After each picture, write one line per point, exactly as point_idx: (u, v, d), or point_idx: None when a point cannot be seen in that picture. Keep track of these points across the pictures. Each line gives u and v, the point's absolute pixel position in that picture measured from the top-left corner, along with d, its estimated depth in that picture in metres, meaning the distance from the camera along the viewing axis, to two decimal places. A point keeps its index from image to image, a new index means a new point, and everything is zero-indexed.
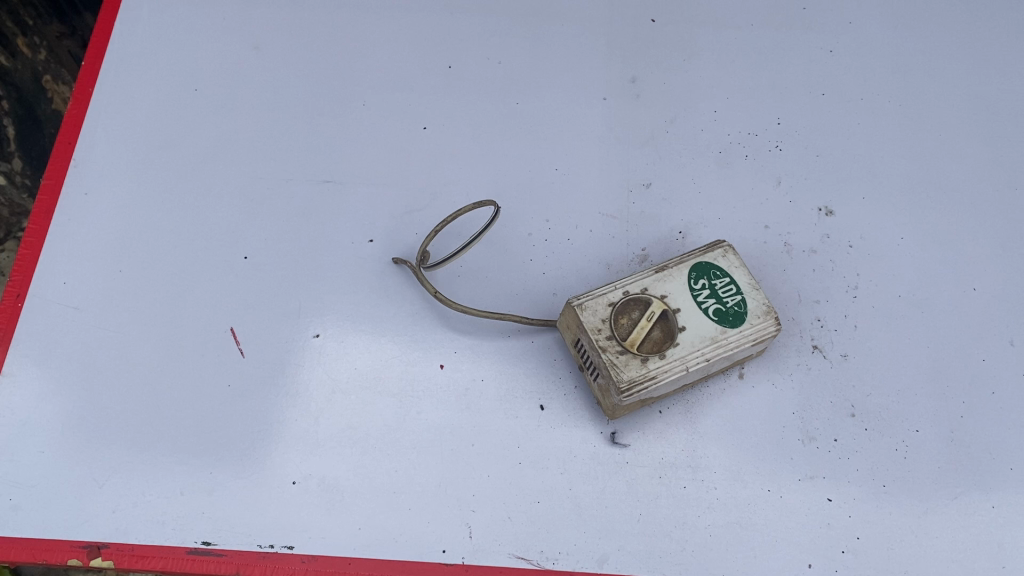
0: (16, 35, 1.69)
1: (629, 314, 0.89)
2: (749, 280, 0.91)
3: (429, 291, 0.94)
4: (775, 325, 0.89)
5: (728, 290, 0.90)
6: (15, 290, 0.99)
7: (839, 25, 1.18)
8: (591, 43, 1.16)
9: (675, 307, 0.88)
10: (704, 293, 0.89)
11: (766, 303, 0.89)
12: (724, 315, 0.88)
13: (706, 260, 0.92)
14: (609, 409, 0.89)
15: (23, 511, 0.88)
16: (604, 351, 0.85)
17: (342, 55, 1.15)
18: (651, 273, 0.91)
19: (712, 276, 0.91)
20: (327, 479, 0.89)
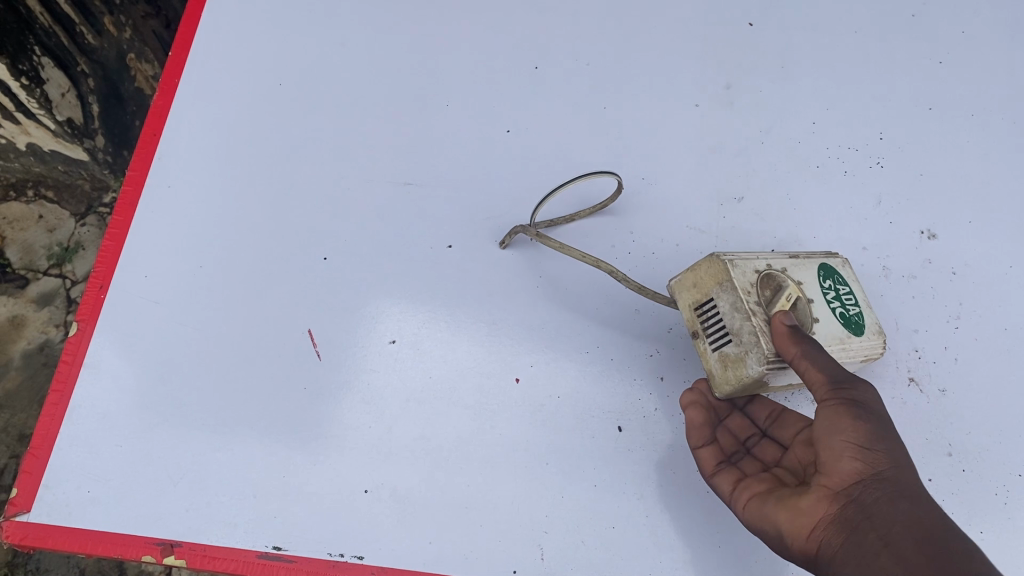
0: (103, 14, 1.52)
1: (765, 290, 0.81)
2: (863, 298, 0.87)
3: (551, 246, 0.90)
4: (882, 347, 0.85)
5: (850, 301, 0.85)
6: (99, 281, 1.00)
7: (950, 35, 1.11)
8: (684, 46, 1.11)
9: (809, 297, 0.82)
10: (831, 293, 0.84)
11: (879, 322, 0.86)
12: (848, 320, 0.83)
13: (832, 266, 0.87)
14: (724, 382, 0.79)
15: (101, 504, 0.89)
16: (754, 314, 0.76)
17: (427, 53, 1.13)
18: (786, 256, 0.85)
19: (836, 282, 0.86)
20: (399, 489, 0.88)
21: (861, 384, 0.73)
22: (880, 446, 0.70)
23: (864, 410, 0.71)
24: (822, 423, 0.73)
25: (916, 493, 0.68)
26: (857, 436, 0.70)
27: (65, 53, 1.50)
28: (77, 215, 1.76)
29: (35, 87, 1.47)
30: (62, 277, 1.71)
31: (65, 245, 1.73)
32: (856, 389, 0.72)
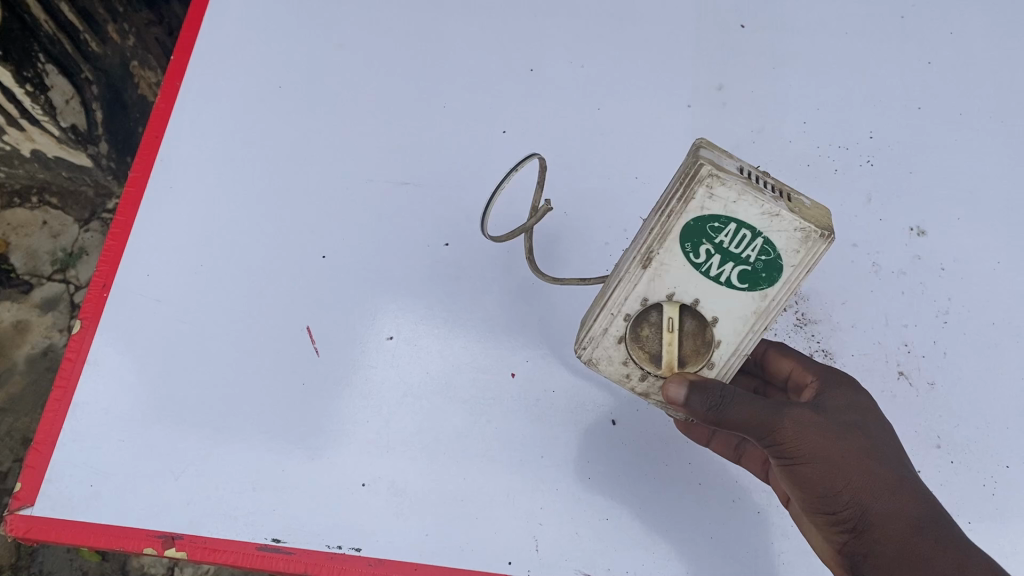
0: (106, 22, 1.56)
1: (648, 322, 0.80)
2: (759, 211, 0.69)
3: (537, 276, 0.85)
4: (824, 235, 0.70)
5: (744, 236, 0.71)
6: (102, 280, 1.02)
7: (940, 36, 1.12)
8: (677, 47, 1.12)
9: (694, 301, 0.78)
10: (718, 253, 0.73)
11: (798, 229, 0.70)
12: (755, 270, 0.74)
13: (699, 213, 0.70)
14: None
15: (104, 497, 0.91)
16: (645, 395, 0.85)
17: (423, 55, 1.14)
18: (637, 267, 0.75)
19: (714, 232, 0.71)
20: (397, 482, 0.90)
21: (782, 429, 0.77)
22: (831, 496, 0.77)
23: (799, 462, 0.77)
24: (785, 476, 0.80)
25: (882, 514, 0.76)
26: (813, 493, 0.78)
27: (70, 61, 1.51)
28: (81, 221, 1.76)
29: (38, 94, 1.48)
30: (65, 283, 1.73)
31: (69, 251, 1.74)
32: (781, 442, 0.77)
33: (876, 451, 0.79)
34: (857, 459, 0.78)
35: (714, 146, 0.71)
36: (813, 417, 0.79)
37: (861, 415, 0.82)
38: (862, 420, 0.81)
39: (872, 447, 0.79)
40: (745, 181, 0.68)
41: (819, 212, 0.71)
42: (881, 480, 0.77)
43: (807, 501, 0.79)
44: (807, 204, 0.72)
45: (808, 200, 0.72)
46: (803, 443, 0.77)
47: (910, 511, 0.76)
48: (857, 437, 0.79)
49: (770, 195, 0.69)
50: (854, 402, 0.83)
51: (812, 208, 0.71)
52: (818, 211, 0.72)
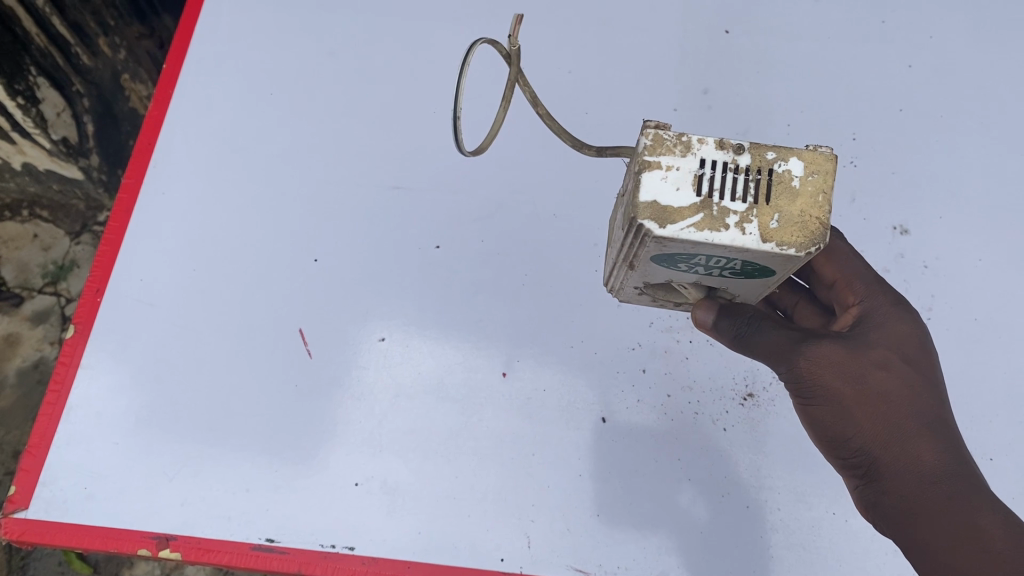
0: (97, 35, 1.54)
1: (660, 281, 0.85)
2: (725, 249, 0.65)
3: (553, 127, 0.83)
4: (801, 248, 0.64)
5: (721, 257, 0.68)
6: (95, 285, 1.03)
7: (920, 39, 1.14)
8: (662, 53, 1.14)
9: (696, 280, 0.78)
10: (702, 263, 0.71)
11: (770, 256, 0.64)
12: (747, 270, 0.71)
13: (663, 249, 0.68)
14: None
15: (98, 500, 0.92)
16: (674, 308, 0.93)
17: (412, 61, 1.15)
18: (627, 267, 0.78)
19: (689, 258, 0.69)
20: (389, 481, 0.91)
21: (799, 368, 0.83)
22: (843, 440, 0.83)
23: (819, 402, 0.83)
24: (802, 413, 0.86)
25: (897, 459, 0.80)
26: (826, 432, 0.84)
27: (60, 74, 1.51)
28: (72, 234, 1.76)
29: (30, 106, 1.48)
30: (56, 295, 1.72)
31: (60, 263, 1.74)
32: (802, 381, 0.83)
33: (898, 395, 0.82)
34: (875, 402, 0.81)
35: (669, 156, 0.64)
36: (840, 357, 0.82)
37: (895, 352, 0.83)
38: (895, 359, 0.83)
39: (898, 390, 0.82)
40: (700, 229, 0.64)
41: (805, 207, 0.64)
42: (897, 426, 0.81)
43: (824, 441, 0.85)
44: (795, 195, 0.64)
45: (800, 177, 0.65)
46: (827, 384, 0.82)
47: (926, 464, 0.79)
48: (882, 380, 0.82)
49: (732, 230, 0.64)
50: (891, 334, 0.84)
51: (798, 205, 0.64)
52: (812, 191, 0.64)
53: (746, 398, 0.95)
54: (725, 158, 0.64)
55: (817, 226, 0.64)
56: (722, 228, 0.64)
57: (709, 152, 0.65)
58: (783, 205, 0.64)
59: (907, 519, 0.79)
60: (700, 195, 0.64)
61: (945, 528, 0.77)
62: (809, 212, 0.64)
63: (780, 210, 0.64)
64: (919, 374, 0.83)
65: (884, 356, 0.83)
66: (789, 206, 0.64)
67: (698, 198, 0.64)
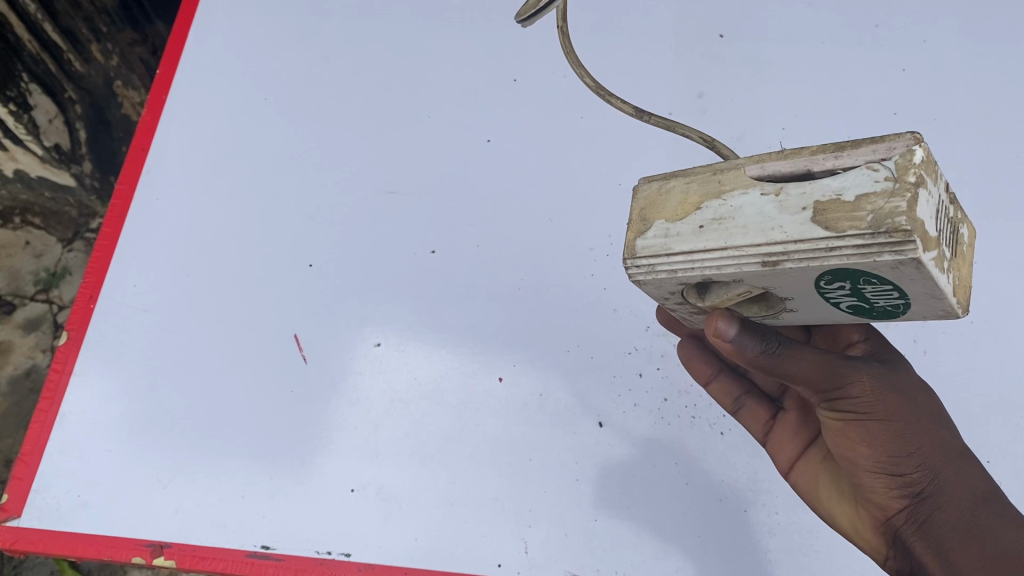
0: (89, 42, 1.55)
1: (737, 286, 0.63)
2: (928, 289, 0.54)
3: (589, 83, 0.68)
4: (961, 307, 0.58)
5: (890, 292, 0.56)
6: (88, 292, 1.03)
7: (914, 43, 1.14)
8: (656, 59, 1.14)
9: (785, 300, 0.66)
10: (833, 288, 0.57)
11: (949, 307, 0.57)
12: (871, 306, 0.61)
13: (847, 265, 0.52)
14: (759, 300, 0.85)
15: (91, 507, 0.92)
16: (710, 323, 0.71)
17: (405, 65, 1.14)
18: (754, 265, 0.55)
19: (859, 281, 0.55)
20: (385, 487, 0.91)
21: (854, 383, 0.68)
22: (902, 456, 0.68)
23: (871, 417, 0.68)
24: (844, 439, 0.71)
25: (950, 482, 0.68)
26: (884, 451, 0.69)
27: (52, 80, 1.52)
28: (64, 241, 1.71)
29: (22, 113, 1.50)
30: (49, 302, 1.68)
31: (52, 271, 1.69)
32: (850, 394, 0.68)
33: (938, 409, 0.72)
34: (926, 422, 0.69)
35: (927, 180, 0.51)
36: (884, 371, 0.70)
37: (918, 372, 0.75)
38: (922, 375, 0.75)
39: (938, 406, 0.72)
40: (937, 266, 0.52)
41: (964, 271, 0.59)
42: (949, 441, 0.70)
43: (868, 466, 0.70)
44: (959, 262, 0.58)
45: (965, 242, 0.59)
46: (880, 398, 0.68)
47: (979, 479, 0.69)
48: (924, 395, 0.71)
49: (948, 273, 0.54)
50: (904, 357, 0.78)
51: (961, 272, 0.59)
52: (964, 261, 0.59)
53: None
54: (942, 200, 0.55)
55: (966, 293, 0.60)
56: (945, 268, 0.53)
57: (936, 190, 0.54)
58: (955, 267, 0.57)
59: (962, 539, 0.67)
60: (938, 228, 0.52)
61: (994, 550, 0.65)
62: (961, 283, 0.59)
63: (955, 269, 0.57)
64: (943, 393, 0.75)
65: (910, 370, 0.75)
66: (959, 272, 0.58)
67: (937, 231, 0.52)
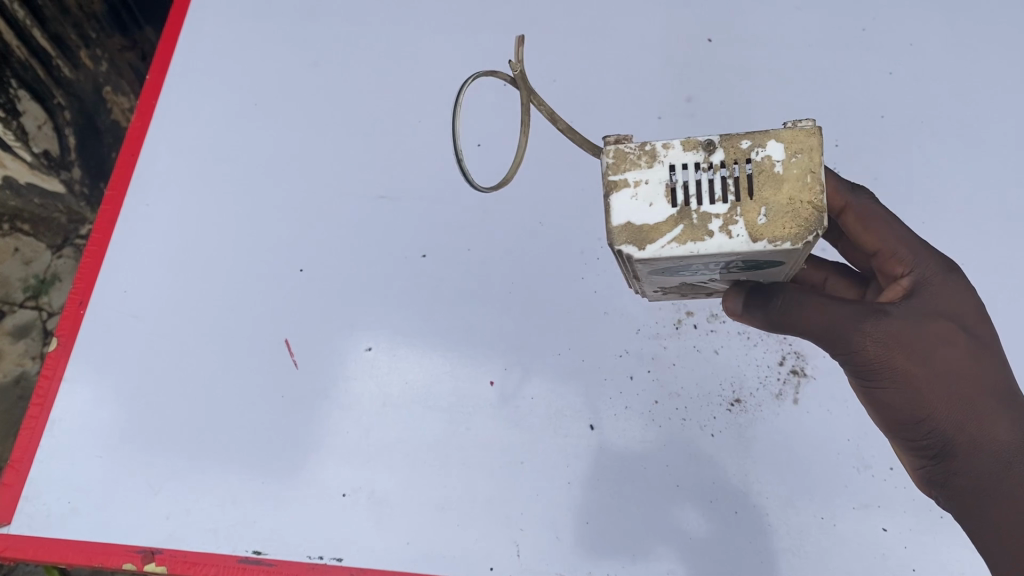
0: (79, 48, 1.54)
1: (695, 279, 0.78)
2: (721, 249, 0.61)
3: (558, 130, 0.72)
4: (806, 235, 0.59)
5: (726, 260, 0.63)
6: (78, 298, 1.03)
7: (900, 47, 1.15)
8: (646, 62, 1.14)
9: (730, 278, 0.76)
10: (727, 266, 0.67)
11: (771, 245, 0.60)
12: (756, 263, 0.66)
13: (653, 266, 0.65)
14: None
15: (83, 514, 0.92)
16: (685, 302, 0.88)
17: (395, 69, 1.14)
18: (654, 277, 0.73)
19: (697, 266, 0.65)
20: (377, 492, 0.91)
21: (867, 341, 0.73)
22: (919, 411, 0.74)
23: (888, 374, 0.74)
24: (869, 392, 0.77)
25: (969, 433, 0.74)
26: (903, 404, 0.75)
27: (41, 87, 1.51)
28: (53, 248, 1.69)
29: (11, 120, 1.48)
30: (38, 310, 1.67)
31: (41, 278, 1.67)
32: (864, 354, 0.73)
33: (965, 365, 0.75)
34: (944, 377, 0.74)
35: (632, 173, 0.62)
36: (904, 326, 0.74)
37: (952, 318, 0.75)
38: (955, 324, 0.76)
39: (961, 364, 0.75)
40: (681, 243, 0.60)
41: (793, 194, 0.59)
42: (968, 404, 0.74)
43: (893, 418, 0.77)
44: (780, 181, 0.60)
45: (780, 165, 0.60)
46: (892, 357, 0.73)
47: (999, 438, 0.74)
48: (946, 357, 0.74)
49: (716, 235, 0.60)
50: (952, 293, 0.77)
51: (783, 194, 0.60)
52: (797, 173, 0.60)
53: (732, 404, 0.94)
54: (693, 160, 0.61)
55: (809, 211, 0.59)
56: (706, 236, 0.60)
57: (678, 160, 0.61)
58: (768, 196, 0.60)
59: (984, 487, 0.74)
60: (675, 206, 0.61)
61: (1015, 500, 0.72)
62: (795, 198, 0.59)
63: (768, 203, 0.59)
64: (981, 342, 0.76)
65: (948, 318, 0.76)
66: (775, 197, 0.60)
67: (673, 209, 0.61)
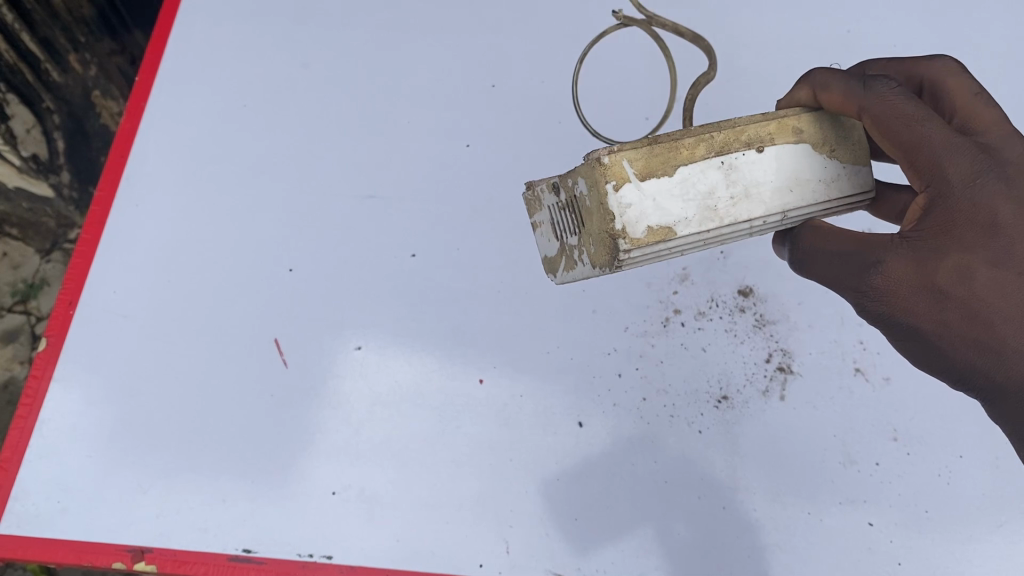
0: (68, 52, 1.54)
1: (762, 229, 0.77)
2: (589, 272, 0.69)
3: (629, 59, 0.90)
4: (611, 261, 0.62)
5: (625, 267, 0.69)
6: (67, 299, 1.02)
7: (883, 49, 1.17)
8: (634, 62, 1.15)
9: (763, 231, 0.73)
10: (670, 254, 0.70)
11: (601, 270, 0.65)
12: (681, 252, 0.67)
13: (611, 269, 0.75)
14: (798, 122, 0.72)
15: (71, 513, 0.91)
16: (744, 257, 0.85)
17: (385, 70, 1.15)
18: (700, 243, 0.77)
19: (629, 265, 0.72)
20: (366, 490, 0.91)
21: (868, 287, 0.70)
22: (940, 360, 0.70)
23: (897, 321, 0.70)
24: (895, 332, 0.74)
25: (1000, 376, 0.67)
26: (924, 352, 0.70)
27: (30, 90, 1.51)
28: (42, 251, 1.70)
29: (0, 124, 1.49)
30: (26, 313, 1.68)
31: (30, 282, 1.69)
32: (868, 300, 0.70)
33: (989, 300, 0.66)
34: (963, 316, 0.67)
35: (540, 216, 0.77)
36: (903, 266, 0.68)
37: (971, 247, 0.66)
38: (979, 252, 0.66)
39: (986, 297, 0.66)
40: (570, 269, 0.73)
41: (598, 222, 0.62)
42: (996, 344, 0.67)
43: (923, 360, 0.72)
44: (592, 213, 0.63)
45: (586, 197, 0.63)
46: (894, 301, 0.69)
47: None
48: (964, 294, 0.66)
49: (579, 263, 0.69)
50: (975, 213, 0.65)
51: (596, 225, 0.63)
52: (596, 205, 0.62)
53: (720, 401, 0.95)
54: (558, 201, 0.70)
55: (608, 240, 0.61)
56: (576, 263, 0.70)
57: (549, 201, 0.72)
58: (591, 228, 0.64)
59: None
60: (561, 241, 0.72)
61: None
62: (601, 229, 0.62)
63: (591, 234, 0.64)
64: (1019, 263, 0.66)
65: (969, 247, 0.66)
66: (593, 227, 0.63)
67: (560, 243, 0.73)
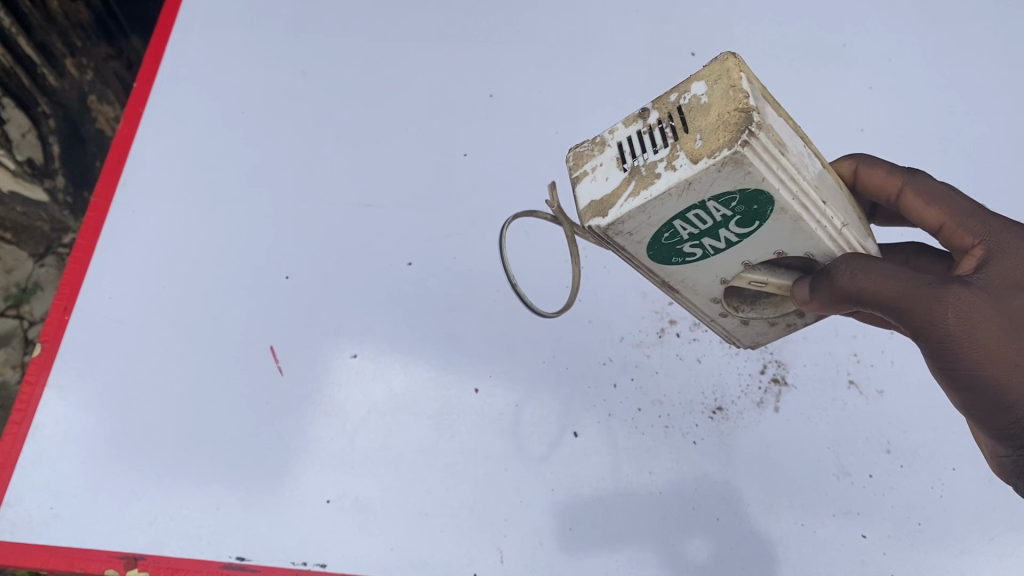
0: (63, 56, 1.56)
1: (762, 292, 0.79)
2: (672, 188, 0.60)
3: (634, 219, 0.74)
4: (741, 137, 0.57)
5: (697, 206, 0.62)
6: (63, 303, 1.03)
7: (878, 64, 1.18)
8: (630, 73, 1.16)
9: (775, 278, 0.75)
10: (723, 225, 0.66)
11: (718, 161, 0.58)
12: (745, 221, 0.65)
13: (646, 237, 0.67)
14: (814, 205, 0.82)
15: (63, 520, 0.91)
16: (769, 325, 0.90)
17: (383, 80, 1.15)
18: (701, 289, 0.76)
19: (676, 224, 0.65)
20: (361, 498, 0.91)
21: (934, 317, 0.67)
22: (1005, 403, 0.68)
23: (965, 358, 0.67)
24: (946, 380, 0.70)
25: None
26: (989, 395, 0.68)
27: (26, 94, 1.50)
28: (36, 256, 1.60)
29: None
30: (19, 318, 1.57)
31: (23, 286, 1.58)
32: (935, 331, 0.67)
33: None
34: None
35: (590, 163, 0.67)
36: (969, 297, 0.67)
37: None
38: None
39: None
40: (637, 194, 0.62)
41: (722, 108, 0.58)
42: None
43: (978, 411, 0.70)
44: (708, 107, 0.59)
45: (705, 92, 0.60)
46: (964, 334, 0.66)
47: None
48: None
49: (664, 175, 0.60)
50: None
51: (715, 113, 0.59)
52: (721, 93, 0.59)
53: (714, 412, 0.96)
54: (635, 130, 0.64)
55: (741, 114, 0.57)
56: (655, 179, 0.61)
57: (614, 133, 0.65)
58: (700, 124, 0.59)
59: None
60: (626, 169, 0.63)
61: None
62: (727, 112, 0.58)
63: (700, 130, 0.59)
64: None
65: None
66: (710, 117, 0.59)
67: (626, 172, 0.63)
